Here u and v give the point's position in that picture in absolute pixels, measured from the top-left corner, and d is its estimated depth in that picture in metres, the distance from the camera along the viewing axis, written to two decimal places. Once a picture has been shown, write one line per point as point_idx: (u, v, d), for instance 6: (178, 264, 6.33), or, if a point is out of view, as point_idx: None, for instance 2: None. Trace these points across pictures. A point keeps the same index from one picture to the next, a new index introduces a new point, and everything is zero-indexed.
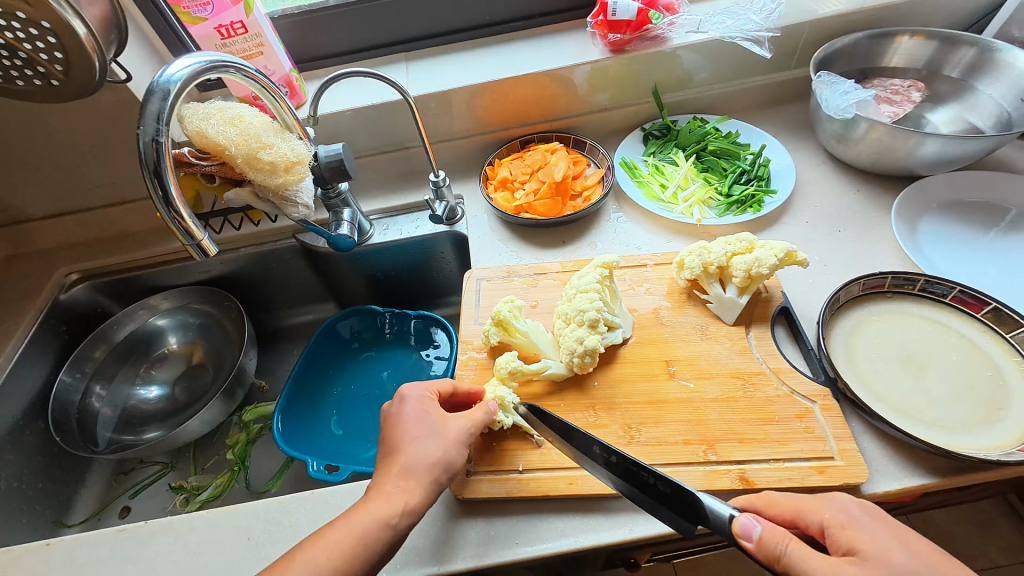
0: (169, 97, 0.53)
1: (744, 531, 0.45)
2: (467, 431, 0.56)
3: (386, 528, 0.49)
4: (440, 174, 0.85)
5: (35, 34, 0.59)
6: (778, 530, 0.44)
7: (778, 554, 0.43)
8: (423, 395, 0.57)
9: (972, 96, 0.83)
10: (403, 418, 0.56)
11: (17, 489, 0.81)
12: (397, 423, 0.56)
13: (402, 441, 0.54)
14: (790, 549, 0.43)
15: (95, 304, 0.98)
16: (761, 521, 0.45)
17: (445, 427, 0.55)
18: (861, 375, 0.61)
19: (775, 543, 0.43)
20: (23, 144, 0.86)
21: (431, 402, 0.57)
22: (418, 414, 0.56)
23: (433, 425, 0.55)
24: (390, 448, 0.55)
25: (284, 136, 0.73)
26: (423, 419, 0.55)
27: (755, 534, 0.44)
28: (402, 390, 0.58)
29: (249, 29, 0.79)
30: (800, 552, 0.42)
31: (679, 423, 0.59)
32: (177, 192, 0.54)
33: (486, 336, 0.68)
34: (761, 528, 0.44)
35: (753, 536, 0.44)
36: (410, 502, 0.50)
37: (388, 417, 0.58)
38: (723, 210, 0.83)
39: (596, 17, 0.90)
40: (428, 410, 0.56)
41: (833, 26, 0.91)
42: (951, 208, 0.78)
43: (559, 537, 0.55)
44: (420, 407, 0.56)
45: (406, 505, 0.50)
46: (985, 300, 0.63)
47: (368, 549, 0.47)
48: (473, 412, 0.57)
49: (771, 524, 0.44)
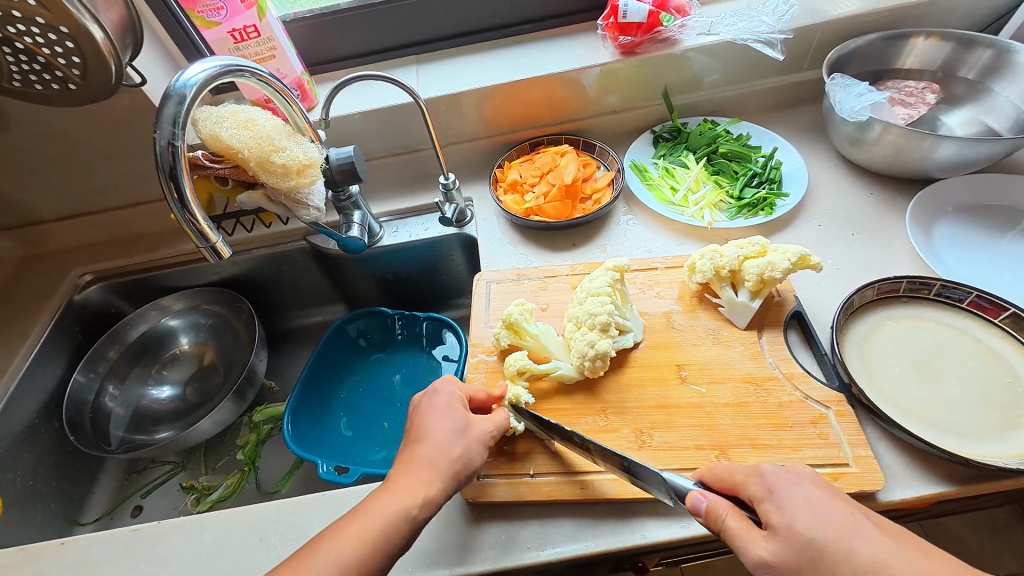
0: (184, 101, 0.54)
1: (693, 505, 0.46)
2: (486, 431, 0.56)
3: (406, 519, 0.49)
4: (450, 176, 0.86)
5: (54, 39, 0.60)
6: (722, 502, 0.45)
7: (721, 526, 0.45)
8: (451, 390, 0.58)
9: (989, 98, 0.82)
10: (427, 413, 0.56)
11: (32, 487, 0.82)
12: (420, 418, 0.56)
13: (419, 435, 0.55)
14: (731, 522, 0.44)
15: (108, 304, 0.99)
16: (708, 495, 0.46)
17: (468, 424, 0.55)
18: (877, 381, 0.60)
19: (717, 515, 0.45)
20: (38, 146, 0.88)
21: (460, 398, 0.58)
22: (444, 408, 0.56)
23: (457, 420, 0.55)
24: (414, 439, 0.55)
25: (296, 139, 0.73)
26: (444, 415, 0.55)
27: (702, 506, 0.46)
28: (434, 385, 0.59)
29: (263, 33, 0.80)
30: (740, 526, 0.43)
31: (692, 428, 0.59)
32: (193, 195, 0.55)
33: (497, 338, 0.68)
34: (708, 501, 0.46)
35: (701, 508, 0.46)
36: (429, 496, 0.50)
37: (417, 409, 0.58)
38: (735, 213, 0.82)
39: (607, 19, 0.89)
40: (459, 404, 0.57)
41: (846, 27, 0.90)
42: (967, 212, 0.77)
43: (569, 541, 0.55)
44: (439, 403, 0.57)
45: (425, 498, 0.50)
46: (1004, 305, 0.62)
47: (388, 542, 0.47)
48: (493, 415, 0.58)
49: (718, 498, 0.46)
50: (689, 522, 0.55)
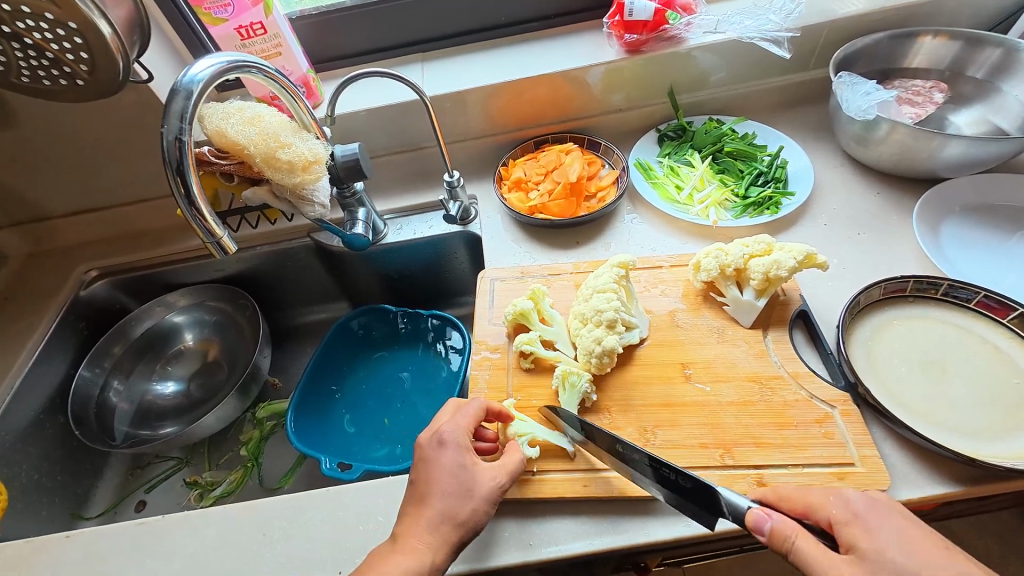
0: (191, 96, 0.54)
1: (756, 524, 0.45)
2: (496, 483, 0.53)
3: None
4: (454, 174, 0.86)
5: (62, 35, 0.61)
6: (789, 523, 0.44)
7: (787, 546, 0.44)
8: (462, 444, 0.55)
9: (998, 98, 0.81)
10: (438, 468, 0.53)
11: (37, 480, 0.82)
12: (426, 471, 0.54)
13: (433, 458, 0.54)
14: (803, 545, 0.43)
15: (114, 300, 0.99)
16: (773, 514, 0.45)
17: (472, 484, 0.52)
18: (882, 381, 0.60)
19: (784, 536, 0.44)
20: (46, 143, 0.88)
21: (468, 450, 0.54)
22: (452, 467, 0.53)
23: (464, 480, 0.53)
24: (417, 497, 0.53)
25: (301, 136, 0.73)
26: (450, 476, 0.52)
27: (767, 527, 0.44)
28: (441, 433, 0.55)
29: (269, 30, 0.81)
30: (809, 545, 0.43)
31: (696, 427, 0.58)
32: (199, 191, 0.55)
33: (506, 320, 0.70)
34: (773, 522, 0.44)
35: (765, 529, 0.44)
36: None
37: (423, 459, 0.55)
38: (740, 212, 0.82)
39: (612, 17, 0.89)
40: (468, 460, 0.54)
41: (853, 26, 0.90)
42: (975, 212, 0.76)
43: (573, 539, 0.55)
44: (446, 460, 0.53)
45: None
46: (1012, 305, 0.62)
47: None
48: (502, 462, 0.54)
49: (783, 518, 0.44)
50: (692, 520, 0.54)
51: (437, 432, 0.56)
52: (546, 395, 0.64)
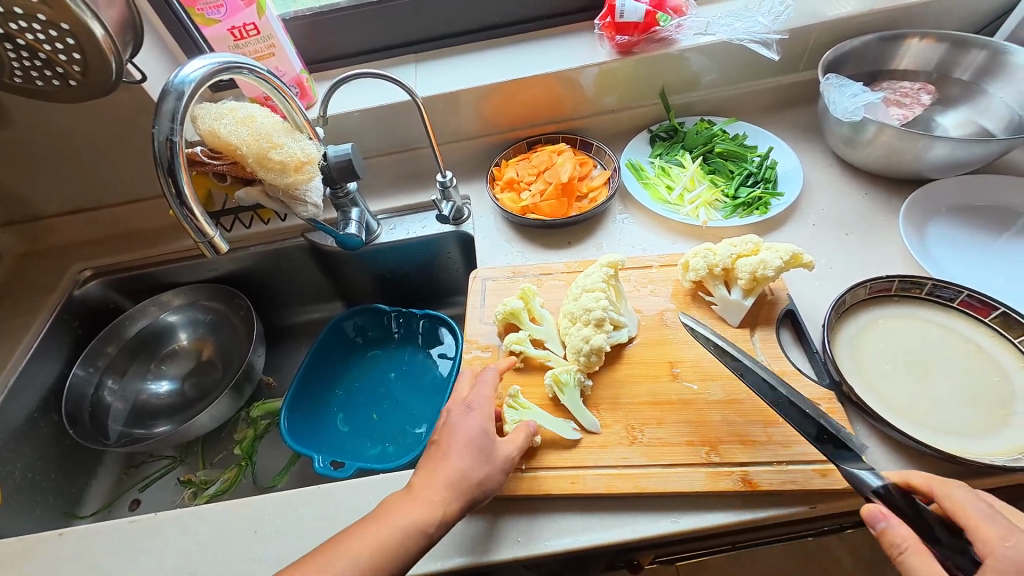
0: (183, 97, 0.55)
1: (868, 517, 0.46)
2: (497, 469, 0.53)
3: (421, 533, 0.49)
4: (446, 174, 0.87)
5: (54, 35, 0.62)
6: (903, 536, 0.44)
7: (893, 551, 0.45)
8: (486, 411, 0.57)
9: (984, 100, 0.82)
10: None
11: (32, 479, 0.83)
12: None
13: (459, 422, 0.56)
14: (913, 561, 0.43)
15: (107, 299, 0.99)
16: (891, 520, 0.45)
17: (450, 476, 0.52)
18: (867, 380, 0.60)
19: (893, 542, 0.45)
20: (39, 143, 0.89)
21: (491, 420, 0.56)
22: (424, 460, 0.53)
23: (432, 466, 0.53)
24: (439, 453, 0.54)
25: (293, 136, 0.74)
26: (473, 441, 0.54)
27: (879, 525, 0.46)
28: (469, 400, 0.58)
29: (262, 31, 0.81)
30: (920, 564, 0.43)
31: (682, 425, 0.59)
32: (190, 191, 0.55)
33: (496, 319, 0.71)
34: (886, 525, 0.45)
35: (875, 526, 0.46)
36: (427, 485, 0.51)
37: (448, 422, 0.57)
38: (730, 212, 0.83)
39: (604, 18, 0.90)
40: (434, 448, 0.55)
41: (841, 27, 0.91)
42: (961, 213, 0.77)
43: (560, 535, 0.55)
44: None
45: (418, 489, 0.51)
46: (994, 304, 0.62)
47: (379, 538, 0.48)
48: (515, 437, 0.56)
49: (900, 529, 0.44)
50: (679, 517, 0.55)
51: (465, 399, 0.58)
52: (537, 392, 0.65)
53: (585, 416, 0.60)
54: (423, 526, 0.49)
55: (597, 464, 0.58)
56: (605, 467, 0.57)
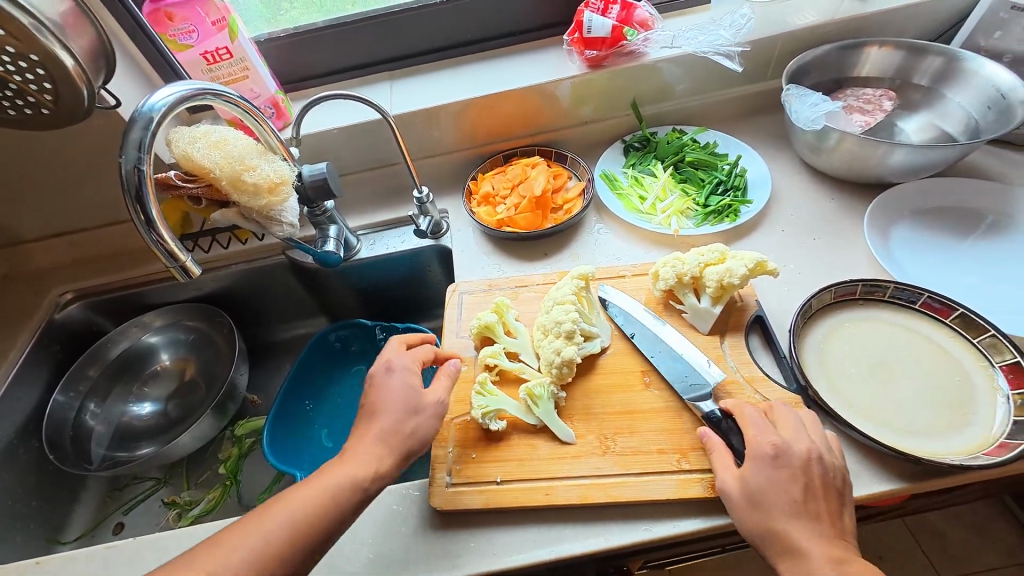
0: (150, 126, 0.55)
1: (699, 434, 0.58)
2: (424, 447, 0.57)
3: (357, 489, 0.52)
4: (423, 190, 0.88)
5: (24, 66, 0.62)
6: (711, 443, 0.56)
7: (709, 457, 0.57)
8: (408, 369, 0.61)
9: (943, 104, 0.84)
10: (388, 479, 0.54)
11: (12, 506, 0.82)
12: (386, 475, 0.55)
13: (384, 382, 0.60)
14: (714, 460, 0.55)
15: (89, 322, 0.99)
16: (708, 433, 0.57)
17: None
18: (833, 384, 0.62)
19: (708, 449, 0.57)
20: (17, 170, 0.89)
21: (414, 373, 0.61)
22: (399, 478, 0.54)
23: None
24: (368, 414, 0.59)
25: (267, 158, 0.75)
26: (399, 394, 0.59)
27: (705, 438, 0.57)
28: (390, 360, 0.63)
29: (235, 54, 0.82)
30: (719, 464, 0.54)
31: (654, 433, 0.60)
32: (159, 216, 0.56)
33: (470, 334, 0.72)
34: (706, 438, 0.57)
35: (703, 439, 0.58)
36: (360, 473, 0.53)
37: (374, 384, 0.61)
38: (701, 220, 0.84)
39: (572, 34, 0.93)
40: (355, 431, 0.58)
41: (803, 38, 0.93)
42: (925, 215, 0.79)
43: (535, 547, 0.56)
44: (387, 469, 0.55)
45: (352, 476, 0.53)
46: (953, 305, 0.64)
47: (308, 529, 0.49)
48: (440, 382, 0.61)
49: (712, 438, 0.57)
50: (652, 525, 0.56)
51: (387, 361, 0.63)
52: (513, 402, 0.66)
53: (559, 427, 0.61)
54: (358, 484, 0.53)
55: (571, 475, 0.58)
56: (579, 477, 0.58)
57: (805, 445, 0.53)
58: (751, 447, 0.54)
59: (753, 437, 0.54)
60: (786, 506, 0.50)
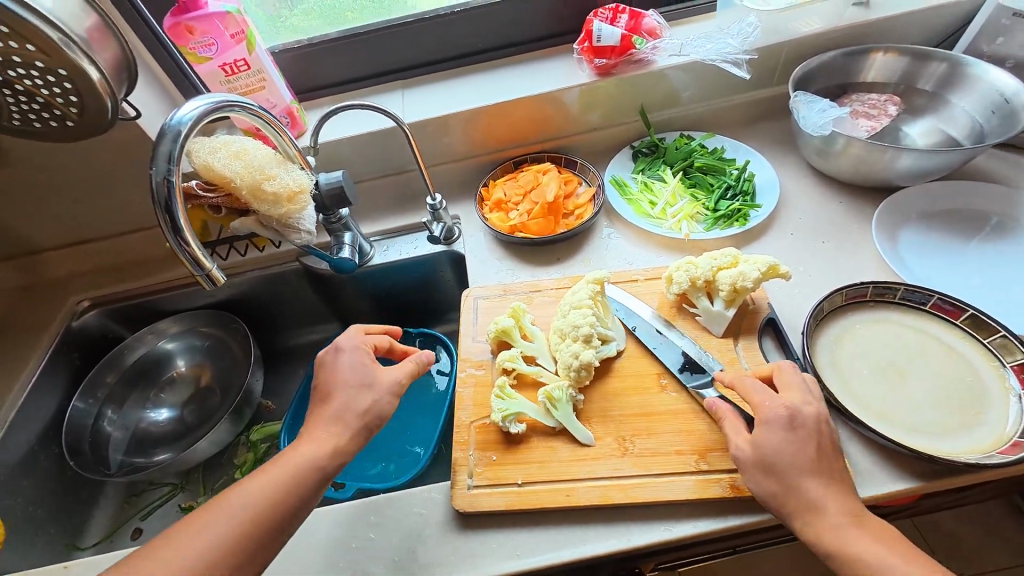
0: (178, 138, 0.57)
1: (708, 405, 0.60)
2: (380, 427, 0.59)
3: (316, 469, 0.54)
4: (436, 197, 0.89)
5: (53, 80, 0.64)
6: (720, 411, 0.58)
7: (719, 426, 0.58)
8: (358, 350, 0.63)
9: (947, 109, 0.86)
10: None
11: (32, 512, 0.83)
12: None
13: (335, 363, 0.62)
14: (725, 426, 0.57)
15: (105, 329, 1.00)
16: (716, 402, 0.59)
17: None
18: (846, 385, 0.63)
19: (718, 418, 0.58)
20: (36, 180, 0.90)
21: (364, 353, 0.63)
22: None
23: None
24: (322, 397, 0.60)
25: (286, 167, 0.76)
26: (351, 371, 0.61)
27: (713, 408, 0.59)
28: (339, 341, 0.65)
29: (252, 66, 0.84)
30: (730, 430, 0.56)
31: (671, 435, 0.61)
32: (187, 224, 0.57)
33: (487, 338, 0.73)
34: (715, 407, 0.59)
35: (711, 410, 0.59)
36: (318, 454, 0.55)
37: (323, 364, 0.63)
38: (711, 224, 0.85)
39: (582, 46, 0.92)
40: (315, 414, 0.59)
41: (809, 44, 0.95)
42: (931, 218, 0.81)
43: (558, 548, 0.57)
44: None
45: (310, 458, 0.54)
46: (963, 307, 0.65)
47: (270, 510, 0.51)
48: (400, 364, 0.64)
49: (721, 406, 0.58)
50: (673, 525, 0.57)
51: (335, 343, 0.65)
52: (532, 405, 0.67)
53: (578, 429, 0.62)
54: (317, 464, 0.54)
55: (590, 476, 0.59)
56: (599, 479, 0.59)
57: (815, 408, 0.55)
58: (761, 411, 0.55)
59: (761, 402, 0.56)
60: (801, 488, 0.50)
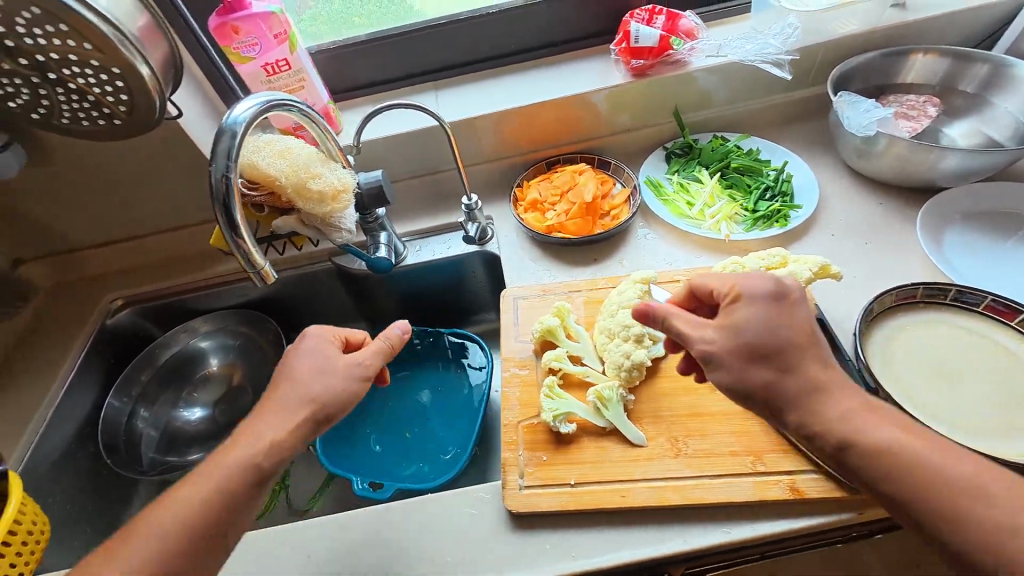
0: (236, 137, 0.57)
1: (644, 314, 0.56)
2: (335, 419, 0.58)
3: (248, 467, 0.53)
4: (472, 197, 0.90)
5: (105, 78, 0.65)
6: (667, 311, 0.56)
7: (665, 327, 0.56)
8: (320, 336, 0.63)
9: (989, 110, 0.86)
10: None
11: (69, 511, 0.83)
12: None
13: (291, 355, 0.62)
14: (676, 322, 0.56)
15: (138, 328, 1.01)
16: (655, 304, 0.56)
17: None
18: (904, 386, 0.62)
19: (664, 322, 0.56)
20: (75, 180, 0.91)
21: (328, 341, 0.63)
22: None
23: None
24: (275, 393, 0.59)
25: (329, 166, 0.77)
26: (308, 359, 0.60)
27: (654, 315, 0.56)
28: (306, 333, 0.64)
29: (293, 66, 0.84)
30: (690, 325, 0.55)
31: (725, 435, 0.61)
32: (242, 221, 0.58)
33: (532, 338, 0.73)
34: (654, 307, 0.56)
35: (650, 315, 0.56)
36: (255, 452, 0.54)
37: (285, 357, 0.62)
38: (750, 225, 0.85)
39: (620, 44, 0.94)
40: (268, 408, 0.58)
41: (845, 45, 0.95)
42: (975, 219, 0.80)
43: (615, 550, 0.56)
44: None
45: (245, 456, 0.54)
46: (1018, 308, 0.65)
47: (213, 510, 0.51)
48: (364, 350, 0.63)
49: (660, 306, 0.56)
50: (731, 527, 0.56)
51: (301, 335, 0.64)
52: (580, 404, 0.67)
53: (630, 430, 0.62)
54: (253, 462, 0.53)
55: (645, 477, 0.59)
56: (654, 480, 0.58)
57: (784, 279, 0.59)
58: (741, 294, 0.55)
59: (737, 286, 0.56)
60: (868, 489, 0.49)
